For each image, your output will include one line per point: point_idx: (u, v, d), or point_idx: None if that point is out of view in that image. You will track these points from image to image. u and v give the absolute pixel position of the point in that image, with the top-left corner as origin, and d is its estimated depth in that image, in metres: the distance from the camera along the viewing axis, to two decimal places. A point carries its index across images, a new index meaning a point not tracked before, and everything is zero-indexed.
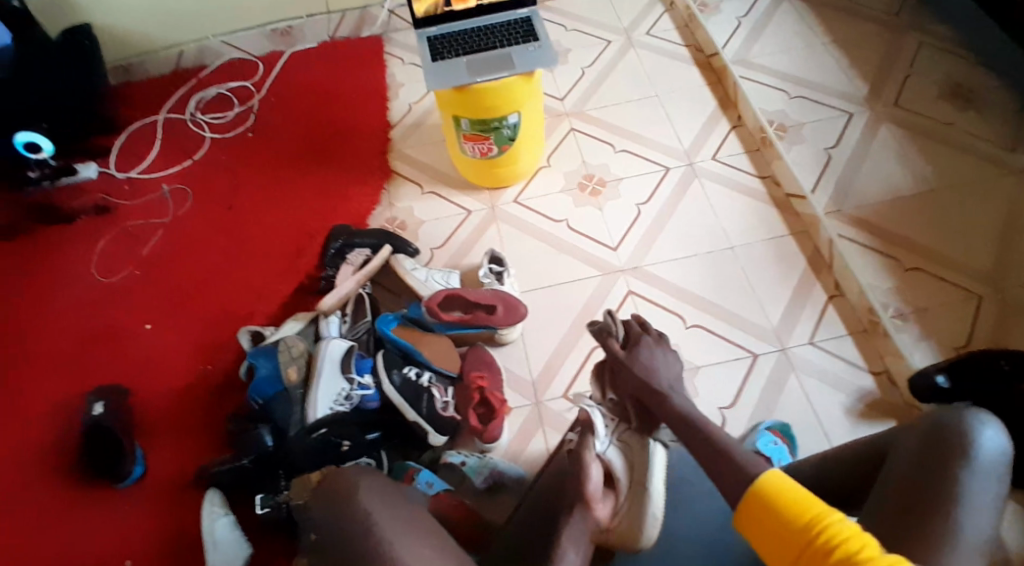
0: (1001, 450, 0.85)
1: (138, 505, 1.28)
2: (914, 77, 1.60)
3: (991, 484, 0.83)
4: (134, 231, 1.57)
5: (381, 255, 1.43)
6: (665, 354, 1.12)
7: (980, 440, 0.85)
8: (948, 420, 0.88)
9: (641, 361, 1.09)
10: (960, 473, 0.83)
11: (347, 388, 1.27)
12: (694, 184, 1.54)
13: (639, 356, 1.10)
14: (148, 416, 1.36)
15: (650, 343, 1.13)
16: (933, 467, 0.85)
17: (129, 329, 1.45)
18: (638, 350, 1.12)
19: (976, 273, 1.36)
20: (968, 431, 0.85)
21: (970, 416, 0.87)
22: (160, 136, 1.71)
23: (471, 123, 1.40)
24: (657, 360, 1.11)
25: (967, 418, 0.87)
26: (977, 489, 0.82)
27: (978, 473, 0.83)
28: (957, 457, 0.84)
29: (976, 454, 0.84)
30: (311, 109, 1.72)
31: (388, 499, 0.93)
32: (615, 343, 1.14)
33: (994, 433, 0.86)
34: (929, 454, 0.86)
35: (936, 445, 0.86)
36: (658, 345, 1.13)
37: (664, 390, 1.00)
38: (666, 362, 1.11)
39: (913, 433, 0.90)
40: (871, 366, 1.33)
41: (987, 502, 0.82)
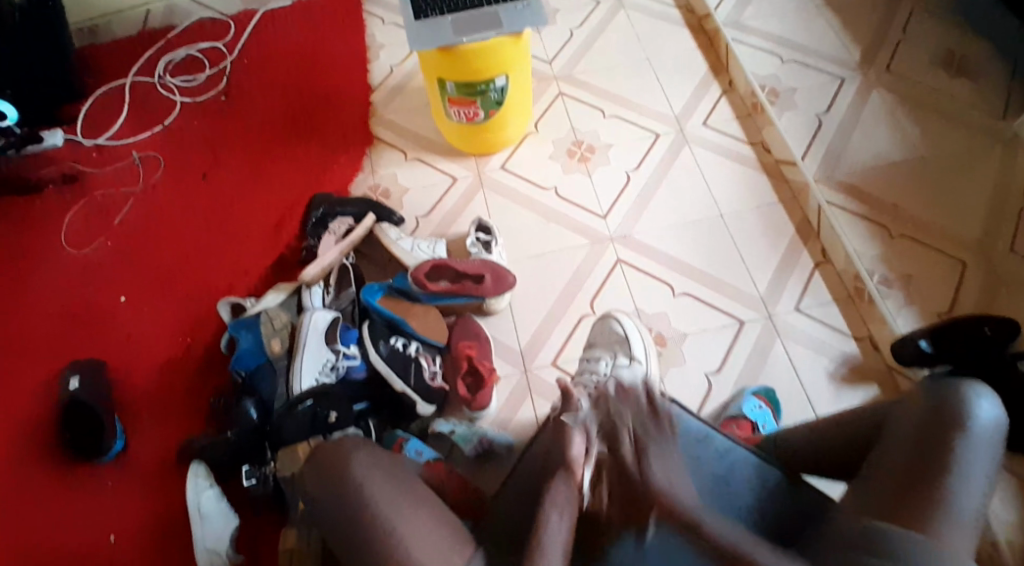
0: (996, 421, 0.84)
1: (120, 481, 1.26)
2: (906, 42, 1.58)
3: (986, 456, 0.82)
4: (106, 201, 1.52)
5: (365, 223, 1.39)
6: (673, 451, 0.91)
7: (977, 413, 0.83)
8: (944, 392, 0.86)
9: (658, 474, 0.88)
10: (956, 444, 0.82)
11: (333, 359, 1.25)
12: (684, 150, 1.51)
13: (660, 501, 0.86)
14: (127, 390, 1.33)
15: (658, 439, 0.92)
16: (928, 439, 0.83)
17: (104, 302, 1.41)
18: (648, 459, 0.90)
19: (964, 243, 1.36)
20: (964, 403, 0.84)
21: (965, 388, 0.86)
22: (128, 100, 1.64)
23: (457, 86, 1.36)
24: (671, 471, 0.89)
25: (963, 391, 0.86)
26: (972, 461, 0.81)
27: (974, 445, 0.82)
28: (953, 429, 0.83)
29: (972, 426, 0.83)
30: (289, 71, 1.66)
31: (386, 472, 0.90)
32: (623, 435, 0.93)
33: (989, 405, 0.84)
34: (924, 427, 0.84)
35: (932, 418, 0.85)
36: (656, 429, 0.93)
37: (662, 483, 0.87)
38: (677, 467, 0.90)
39: (909, 406, 0.88)
40: (856, 332, 1.33)
41: (981, 475, 0.81)
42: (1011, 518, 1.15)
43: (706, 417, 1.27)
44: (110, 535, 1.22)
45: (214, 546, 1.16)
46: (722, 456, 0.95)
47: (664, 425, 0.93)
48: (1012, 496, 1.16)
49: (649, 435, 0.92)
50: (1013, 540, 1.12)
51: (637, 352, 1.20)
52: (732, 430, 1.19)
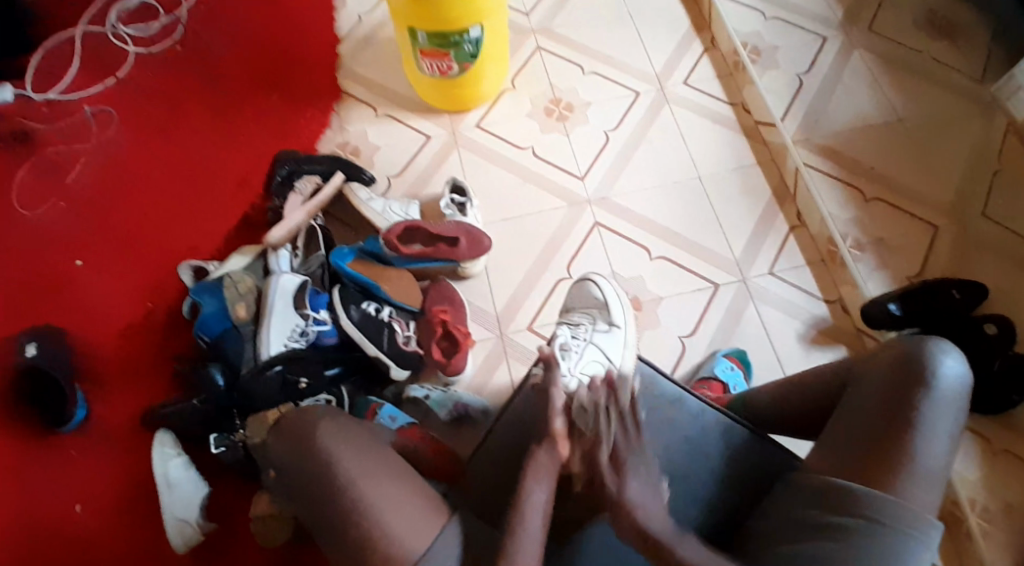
0: (961, 378, 0.84)
1: (85, 454, 1.22)
2: (888, 0, 1.55)
3: (953, 414, 0.82)
4: (57, 158, 1.43)
5: (332, 183, 1.34)
6: (650, 464, 0.86)
7: (942, 370, 0.84)
8: (909, 349, 0.86)
9: (632, 483, 0.84)
10: (920, 402, 0.82)
11: (303, 324, 1.21)
12: (664, 110, 1.48)
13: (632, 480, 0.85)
14: (88, 359, 1.28)
15: (636, 453, 0.86)
16: (895, 398, 0.83)
17: (59, 266, 1.34)
18: (625, 474, 0.84)
19: (935, 203, 1.37)
20: (928, 360, 0.84)
21: (931, 345, 0.86)
22: (78, 50, 1.53)
23: (428, 37, 1.30)
24: (645, 486, 0.85)
25: (928, 347, 0.86)
26: (936, 417, 0.82)
27: (939, 402, 0.82)
28: (918, 387, 0.83)
29: (936, 382, 0.83)
30: (251, 16, 1.56)
31: (355, 437, 0.89)
32: (603, 446, 0.86)
33: (954, 361, 0.85)
34: (890, 385, 0.85)
35: (898, 376, 0.85)
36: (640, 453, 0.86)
37: (632, 495, 0.84)
38: (651, 474, 0.86)
39: (873, 364, 0.88)
40: (827, 294, 1.34)
41: (946, 431, 0.82)
42: (974, 478, 1.18)
43: (679, 379, 1.28)
44: (77, 508, 1.18)
45: (183, 515, 1.15)
46: (694, 417, 0.96)
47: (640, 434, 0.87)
48: (978, 457, 1.19)
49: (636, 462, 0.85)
50: (975, 499, 1.16)
51: (616, 316, 1.15)
52: (703, 392, 1.20)
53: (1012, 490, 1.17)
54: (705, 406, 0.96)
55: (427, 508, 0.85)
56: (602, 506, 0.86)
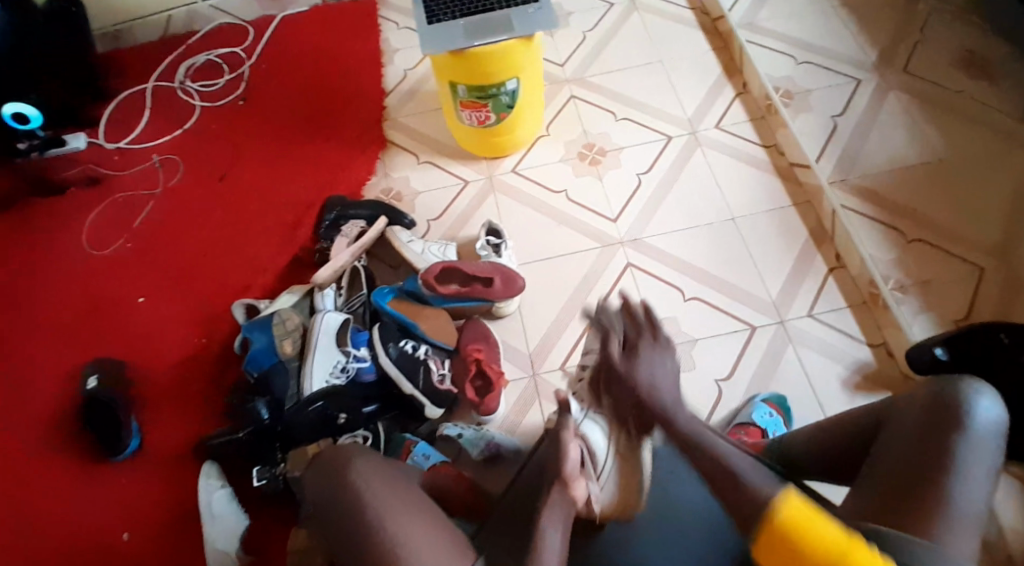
0: (997, 420, 0.82)
1: (135, 480, 1.28)
2: (925, 43, 1.56)
3: (988, 456, 0.80)
4: (125, 203, 1.55)
5: (376, 226, 1.41)
6: (667, 354, 0.92)
7: (976, 411, 0.82)
8: (943, 391, 0.85)
9: (643, 370, 0.90)
10: (955, 443, 0.80)
11: (344, 361, 1.26)
12: (697, 153, 1.50)
13: (642, 366, 0.90)
14: (143, 390, 1.35)
15: (652, 342, 0.93)
16: (925, 439, 0.81)
17: (122, 303, 1.44)
18: (637, 356, 0.91)
19: (980, 245, 1.34)
20: (963, 402, 0.82)
21: (964, 387, 0.84)
22: (149, 104, 1.67)
23: (468, 90, 1.37)
24: (660, 374, 0.89)
25: (962, 388, 0.84)
26: (972, 461, 0.79)
27: (974, 445, 0.80)
28: (953, 428, 0.81)
29: (972, 423, 0.81)
30: (306, 72, 1.68)
31: (384, 476, 0.93)
32: (613, 344, 0.94)
33: (989, 403, 0.83)
34: (923, 427, 0.82)
35: (932, 417, 0.83)
36: (657, 348, 0.92)
37: (647, 383, 0.89)
38: (669, 364, 0.91)
39: (908, 404, 0.86)
40: (870, 338, 1.32)
41: (983, 475, 0.78)
42: (1021, 528, 1.13)
43: (716, 424, 1.26)
44: (125, 533, 1.24)
45: (225, 546, 1.18)
46: None
47: (653, 335, 0.93)
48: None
49: (651, 348, 0.92)
50: None
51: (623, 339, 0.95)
52: (740, 437, 1.18)
53: None
54: None
55: (449, 547, 0.86)
56: (628, 404, 0.91)
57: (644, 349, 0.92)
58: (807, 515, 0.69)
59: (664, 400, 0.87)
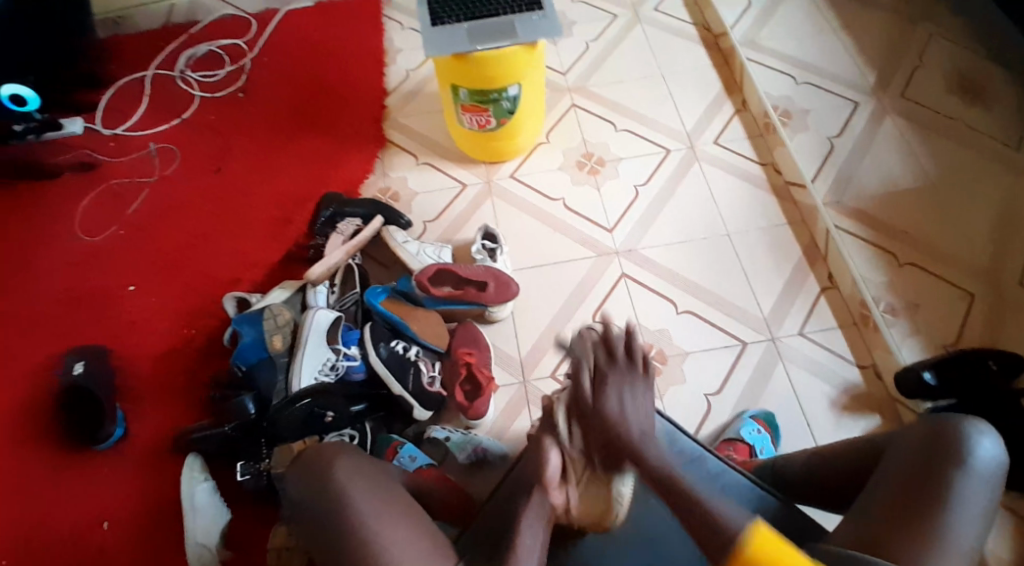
0: (997, 460, 0.82)
1: (117, 471, 1.27)
2: (923, 70, 1.58)
3: (983, 492, 0.80)
4: (119, 190, 1.54)
5: (371, 226, 1.40)
6: (643, 386, 0.89)
7: (977, 449, 0.82)
8: (943, 424, 0.85)
9: (612, 401, 0.87)
10: (952, 478, 0.80)
11: (333, 359, 1.26)
12: (694, 167, 1.51)
13: (609, 392, 0.88)
14: (129, 379, 1.34)
15: (626, 378, 0.88)
16: (922, 471, 0.82)
17: (112, 291, 1.43)
18: (605, 388, 0.88)
19: (971, 272, 1.35)
20: (964, 438, 0.82)
21: (966, 424, 0.84)
22: (148, 92, 1.66)
23: (470, 94, 1.37)
24: (629, 399, 0.87)
25: (963, 425, 0.84)
26: (968, 497, 0.79)
27: (972, 480, 0.80)
28: (951, 462, 0.81)
29: (971, 460, 0.81)
30: (309, 68, 1.67)
31: (367, 478, 0.91)
32: (584, 372, 0.89)
33: (990, 442, 0.82)
34: (921, 458, 0.83)
35: (929, 448, 0.83)
36: (634, 379, 0.89)
37: (615, 411, 0.87)
38: (640, 400, 0.88)
39: (908, 434, 0.86)
40: (860, 359, 1.32)
41: (977, 510, 0.79)
42: (1003, 554, 1.13)
43: (704, 440, 1.27)
44: (104, 523, 1.23)
45: (205, 540, 1.17)
46: (714, 477, 0.96)
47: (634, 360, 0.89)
48: (1006, 531, 1.15)
49: (626, 381, 0.88)
50: None
51: None
52: (728, 453, 1.19)
53: None
54: (726, 467, 0.97)
55: (430, 552, 0.86)
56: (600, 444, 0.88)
57: (614, 381, 0.88)
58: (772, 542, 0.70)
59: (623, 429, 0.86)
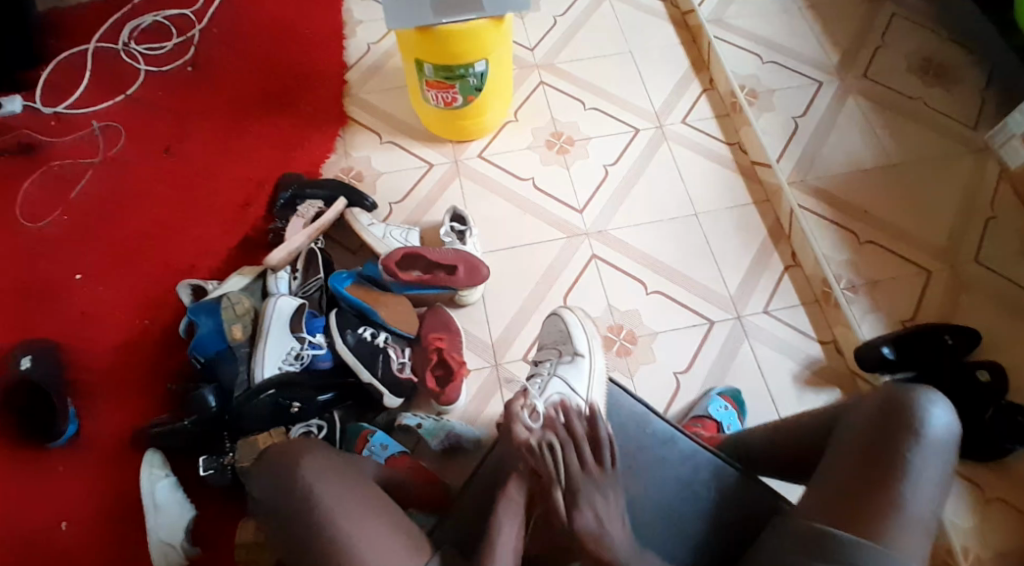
0: (949, 427, 0.83)
1: (72, 469, 1.20)
2: (884, 49, 1.59)
3: (939, 461, 0.81)
4: (63, 171, 1.45)
5: (334, 208, 1.35)
6: (611, 489, 0.85)
7: (931, 418, 0.82)
8: (898, 394, 0.85)
9: (586, 515, 0.84)
10: (908, 449, 0.81)
11: (297, 348, 1.21)
12: (663, 147, 1.51)
13: (582, 505, 0.84)
14: (82, 372, 1.27)
15: (596, 477, 0.85)
16: (880, 442, 0.82)
17: (58, 280, 1.35)
18: (579, 503, 0.84)
19: (926, 249, 1.38)
20: (917, 407, 0.83)
21: (919, 394, 0.84)
22: (90, 67, 1.56)
23: (435, 69, 1.32)
24: (602, 510, 0.84)
25: (917, 396, 0.84)
26: (924, 466, 0.80)
27: (927, 449, 0.81)
28: (906, 433, 0.81)
29: (925, 431, 0.81)
30: (262, 42, 1.59)
31: (336, 470, 0.88)
32: (555, 486, 0.86)
33: (941, 411, 0.83)
34: (877, 430, 0.83)
35: (887, 422, 0.83)
36: (603, 481, 0.85)
37: (591, 524, 0.83)
38: (610, 505, 0.85)
39: (865, 406, 0.86)
40: (821, 335, 1.35)
41: (932, 480, 0.80)
42: (962, 522, 1.17)
43: (674, 416, 1.28)
44: (61, 526, 1.17)
45: (169, 538, 1.12)
46: (686, 458, 0.96)
47: (604, 462, 0.86)
48: (964, 499, 1.19)
49: (594, 482, 0.85)
50: (963, 544, 1.16)
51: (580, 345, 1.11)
52: (696, 430, 1.20)
53: (1001, 536, 1.16)
54: (698, 448, 0.97)
55: (406, 545, 0.83)
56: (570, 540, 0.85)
57: (586, 491, 0.84)
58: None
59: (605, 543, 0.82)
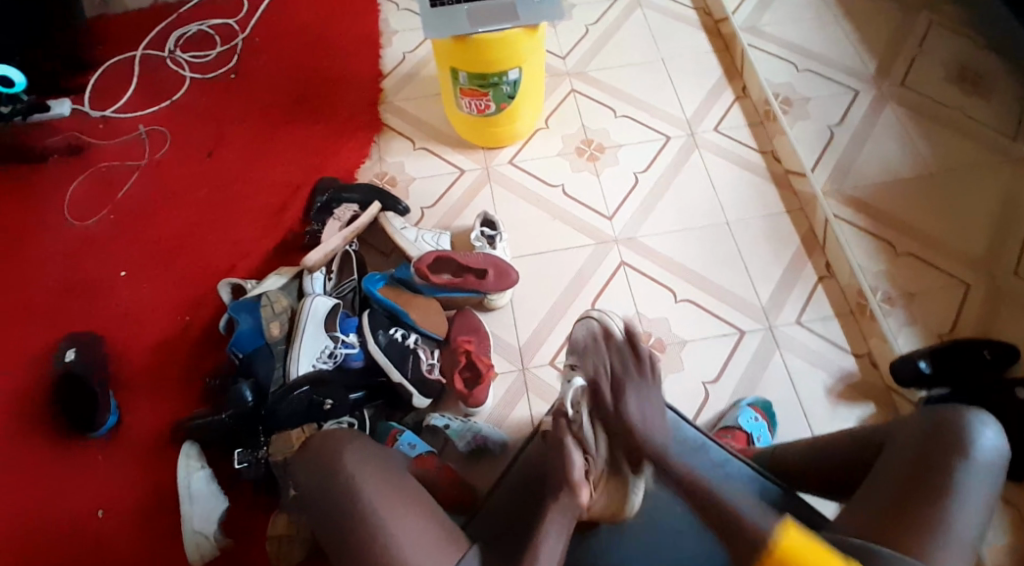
0: (999, 452, 0.81)
1: (112, 458, 1.25)
2: (923, 59, 1.57)
3: (986, 484, 0.79)
4: (109, 173, 1.51)
5: (369, 212, 1.38)
6: (653, 390, 0.92)
7: (978, 440, 0.81)
8: (947, 414, 0.84)
9: (633, 408, 0.90)
10: (957, 469, 0.79)
11: (331, 346, 1.24)
12: (694, 155, 1.51)
13: (629, 397, 0.91)
14: (124, 366, 1.32)
15: (637, 378, 0.92)
16: (930, 458, 0.81)
17: (104, 277, 1.40)
18: (625, 395, 0.91)
19: (967, 262, 1.36)
20: (964, 428, 0.82)
21: (969, 415, 0.83)
22: (136, 73, 1.62)
23: (469, 77, 1.34)
24: (648, 408, 0.90)
25: (966, 417, 0.83)
26: (970, 487, 0.78)
27: (973, 472, 0.79)
28: (955, 454, 0.80)
29: (975, 452, 0.80)
30: (302, 51, 1.64)
31: (376, 463, 0.89)
32: (601, 382, 0.93)
33: (992, 433, 0.82)
34: (927, 449, 0.82)
35: (934, 438, 0.82)
36: (646, 383, 0.92)
37: (637, 417, 0.90)
38: (657, 404, 0.91)
39: (911, 424, 0.85)
40: (856, 348, 1.32)
41: (976, 504, 0.78)
42: (997, 542, 1.14)
43: (702, 424, 1.27)
44: (99, 514, 1.21)
45: (202, 528, 1.15)
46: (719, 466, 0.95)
47: (643, 365, 0.93)
48: (998, 518, 1.16)
49: (638, 384, 0.92)
50: None
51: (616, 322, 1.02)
52: (726, 440, 1.19)
53: None
54: (731, 457, 0.96)
55: (439, 537, 0.85)
56: (618, 445, 0.90)
57: (631, 388, 0.91)
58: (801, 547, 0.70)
59: (653, 444, 0.87)
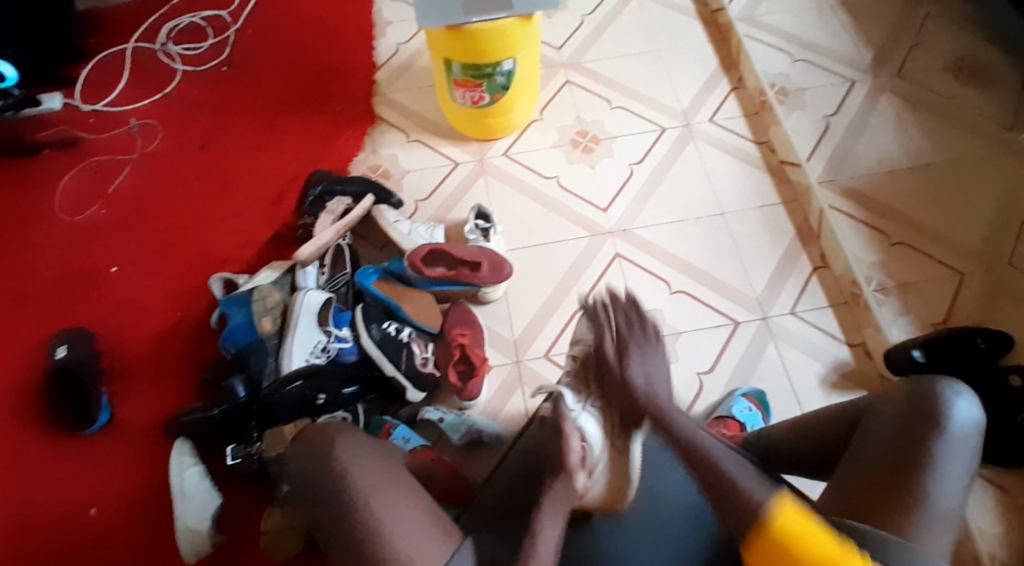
0: (974, 421, 0.80)
1: (105, 454, 1.24)
2: (919, 49, 1.56)
3: (964, 458, 0.79)
4: (100, 167, 1.49)
5: (362, 205, 1.37)
6: None
7: (954, 411, 0.80)
8: (921, 387, 0.83)
9: None
10: (933, 443, 0.79)
11: (324, 340, 1.23)
12: (690, 146, 1.50)
13: None
14: (116, 361, 1.31)
15: None
16: (907, 437, 0.80)
17: (95, 272, 1.39)
18: None
19: (959, 250, 1.35)
20: (940, 400, 0.81)
21: (942, 386, 0.82)
22: (128, 66, 1.61)
23: (463, 68, 1.33)
24: None
25: (941, 388, 0.82)
26: (949, 462, 0.78)
27: (950, 446, 0.79)
28: (929, 426, 0.79)
29: (950, 425, 0.79)
30: (295, 42, 1.63)
31: (371, 455, 0.89)
32: None
33: (967, 402, 0.81)
34: (903, 426, 0.81)
35: (911, 415, 0.81)
36: None
37: None
38: None
39: (889, 399, 0.84)
40: (850, 338, 1.32)
41: (958, 475, 0.78)
42: (991, 530, 1.14)
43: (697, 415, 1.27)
44: (91, 510, 1.20)
45: (196, 525, 1.15)
46: None
47: None
48: (992, 508, 1.16)
49: None
50: (991, 551, 1.12)
51: None
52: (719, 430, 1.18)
53: None
54: None
55: (434, 531, 0.83)
56: None
57: None
58: (799, 525, 0.69)
59: None
